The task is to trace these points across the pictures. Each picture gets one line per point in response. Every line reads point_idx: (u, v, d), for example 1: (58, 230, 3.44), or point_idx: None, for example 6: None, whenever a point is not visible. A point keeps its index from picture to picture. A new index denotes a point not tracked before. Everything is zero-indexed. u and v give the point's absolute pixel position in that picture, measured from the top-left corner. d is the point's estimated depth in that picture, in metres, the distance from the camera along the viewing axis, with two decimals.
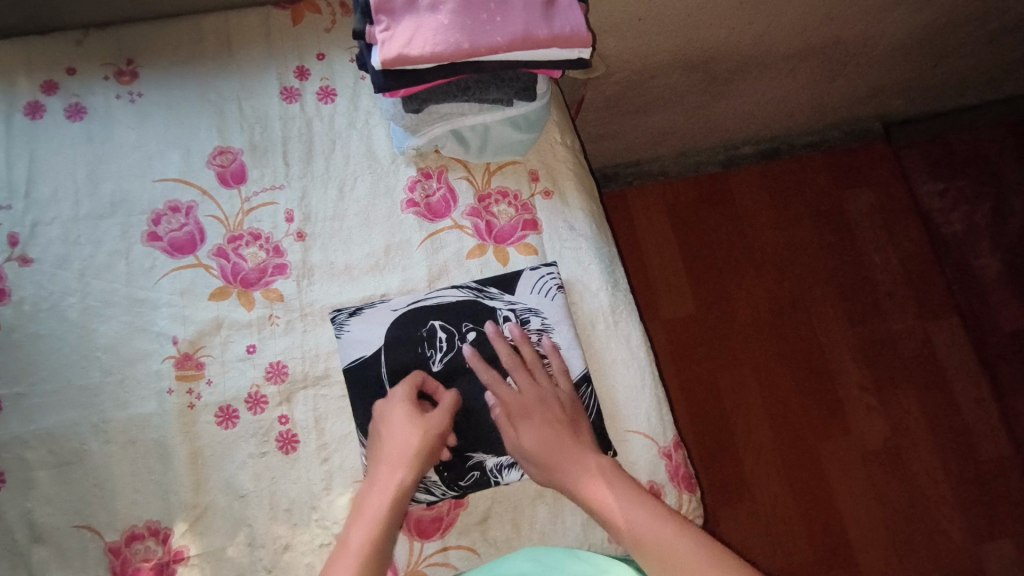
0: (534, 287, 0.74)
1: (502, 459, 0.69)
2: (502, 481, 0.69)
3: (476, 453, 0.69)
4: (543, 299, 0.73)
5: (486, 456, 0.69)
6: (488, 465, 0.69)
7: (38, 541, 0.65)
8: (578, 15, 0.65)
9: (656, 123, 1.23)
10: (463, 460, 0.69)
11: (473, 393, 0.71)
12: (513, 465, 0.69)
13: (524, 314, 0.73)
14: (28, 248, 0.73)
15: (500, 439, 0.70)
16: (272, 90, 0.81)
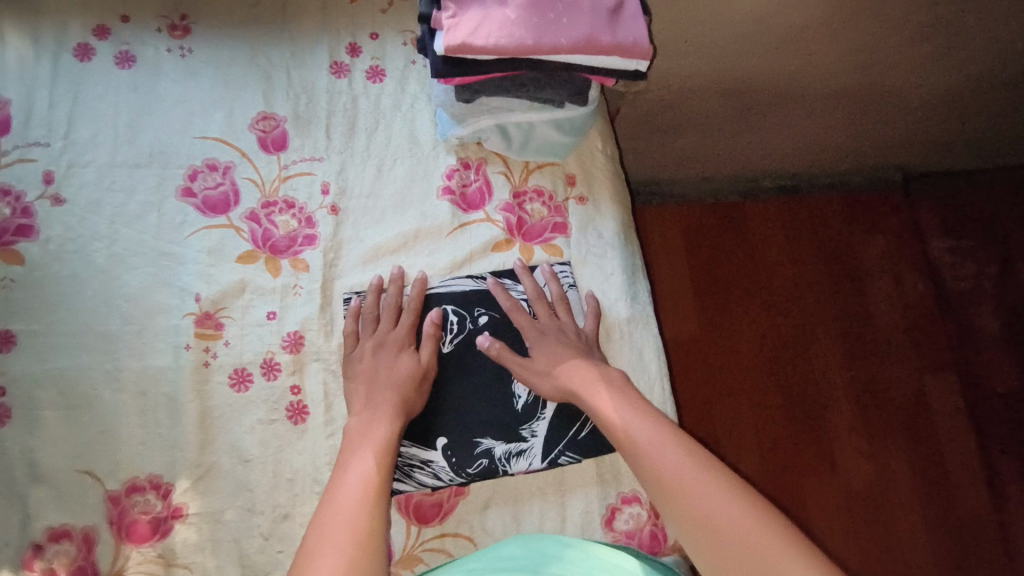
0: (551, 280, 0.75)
1: (511, 448, 0.69)
2: (510, 470, 0.68)
3: (484, 439, 0.69)
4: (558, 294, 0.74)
5: (494, 443, 0.69)
6: (497, 452, 0.69)
7: (36, 481, 0.64)
8: (642, 27, 0.65)
9: (683, 146, 1.25)
10: (472, 446, 0.69)
11: (483, 376, 0.71)
12: (521, 454, 0.69)
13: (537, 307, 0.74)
14: (62, 187, 0.72)
15: (509, 426, 0.70)
16: (322, 63, 0.81)
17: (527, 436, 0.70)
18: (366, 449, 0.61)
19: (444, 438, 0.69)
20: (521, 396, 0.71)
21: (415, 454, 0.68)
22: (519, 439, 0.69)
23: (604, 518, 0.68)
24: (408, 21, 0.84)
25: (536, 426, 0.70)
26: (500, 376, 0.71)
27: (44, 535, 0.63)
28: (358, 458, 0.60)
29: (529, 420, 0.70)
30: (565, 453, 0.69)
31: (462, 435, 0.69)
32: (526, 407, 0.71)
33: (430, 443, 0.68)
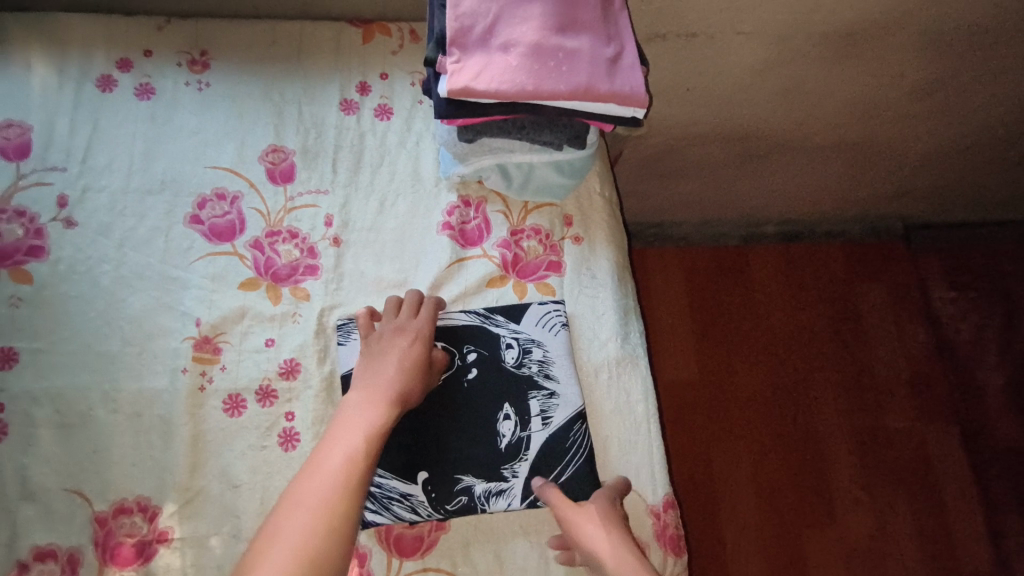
0: (540, 320, 0.75)
1: (491, 487, 0.69)
2: (488, 509, 0.68)
3: (466, 477, 0.69)
4: (546, 333, 0.75)
5: (475, 481, 0.69)
6: (478, 491, 0.69)
7: (27, 499, 0.64)
8: (639, 77, 0.68)
9: (685, 190, 1.27)
10: (452, 483, 0.69)
11: (470, 412, 0.71)
12: (501, 493, 0.69)
13: (525, 346, 0.74)
14: (74, 210, 0.75)
15: (492, 464, 0.70)
16: (333, 100, 0.84)
17: (509, 476, 0.70)
18: (359, 427, 0.59)
19: (426, 474, 0.69)
20: (505, 435, 0.71)
21: (397, 488, 0.68)
22: (500, 478, 0.69)
23: None
24: (417, 63, 0.87)
25: (518, 466, 0.70)
26: (484, 414, 0.71)
27: (29, 554, 0.63)
28: (347, 435, 0.59)
29: (511, 461, 0.70)
30: None
31: (444, 471, 0.69)
32: (508, 447, 0.70)
33: (412, 477, 0.69)
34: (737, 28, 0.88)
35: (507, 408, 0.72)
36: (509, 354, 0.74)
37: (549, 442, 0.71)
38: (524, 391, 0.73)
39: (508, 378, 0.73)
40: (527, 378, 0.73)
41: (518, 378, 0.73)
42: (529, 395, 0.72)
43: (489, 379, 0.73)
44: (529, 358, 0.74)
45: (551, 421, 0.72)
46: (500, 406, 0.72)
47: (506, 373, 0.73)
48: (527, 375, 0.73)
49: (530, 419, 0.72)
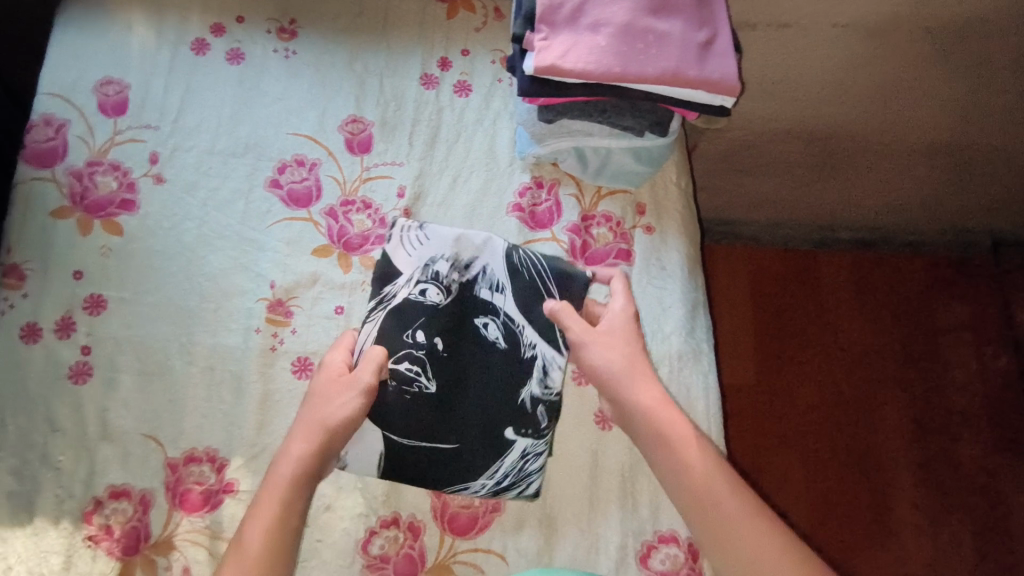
0: (419, 238, 0.73)
1: (541, 377, 0.71)
2: (554, 389, 0.71)
3: (520, 394, 0.70)
4: (418, 247, 0.73)
5: (531, 388, 0.70)
6: (539, 393, 0.70)
7: (106, 439, 0.68)
8: (732, 64, 0.65)
9: (758, 188, 1.22)
10: (512, 408, 0.70)
11: (462, 360, 0.70)
12: (542, 368, 0.71)
13: (426, 276, 0.72)
14: (164, 168, 0.77)
15: (514, 362, 0.71)
16: (413, 74, 0.84)
17: (530, 349, 0.71)
18: (310, 435, 0.61)
19: (512, 427, 0.69)
20: (497, 336, 0.71)
21: (501, 467, 0.68)
22: (530, 361, 0.71)
23: (640, 554, 0.67)
24: (499, 41, 0.87)
25: (526, 334, 0.72)
26: (472, 343, 0.71)
27: (106, 491, 0.66)
28: (300, 440, 0.60)
29: (519, 346, 0.71)
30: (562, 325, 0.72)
31: (506, 407, 0.70)
32: (506, 338, 0.71)
33: (505, 443, 0.69)
34: (833, 19, 0.85)
35: (476, 317, 0.71)
36: (429, 293, 0.71)
37: (522, 301, 0.72)
38: (475, 296, 0.72)
39: (455, 303, 0.71)
40: (465, 284, 0.72)
41: (458, 296, 0.71)
42: (478, 292, 0.72)
43: (441, 326, 0.70)
44: (442, 278, 0.71)
45: (503, 286, 0.72)
46: (472, 322, 0.71)
47: (445, 307, 0.71)
48: (459, 288, 0.72)
49: (496, 303, 0.72)
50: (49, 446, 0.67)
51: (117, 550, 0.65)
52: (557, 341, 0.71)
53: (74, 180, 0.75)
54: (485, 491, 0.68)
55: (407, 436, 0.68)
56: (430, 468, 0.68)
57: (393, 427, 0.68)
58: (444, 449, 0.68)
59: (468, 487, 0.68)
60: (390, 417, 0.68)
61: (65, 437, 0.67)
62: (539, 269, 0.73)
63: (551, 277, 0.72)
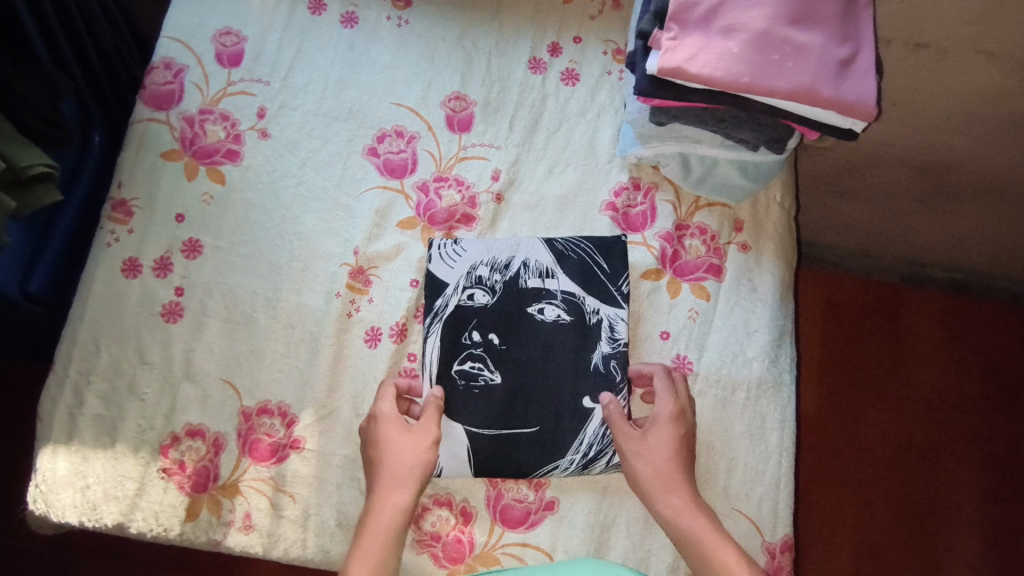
0: (461, 244, 0.74)
1: (609, 335, 0.71)
2: (621, 340, 0.71)
3: (592, 356, 0.71)
4: (458, 259, 0.74)
5: (601, 347, 0.71)
6: (610, 349, 0.71)
7: (188, 379, 0.71)
8: (872, 86, 0.61)
9: (852, 213, 1.13)
10: (585, 367, 0.71)
11: (520, 348, 0.71)
12: (607, 328, 0.72)
13: (471, 281, 0.73)
14: (270, 123, 0.79)
15: (580, 329, 0.72)
16: (522, 57, 0.83)
17: (593, 314, 0.72)
18: (405, 486, 0.63)
19: (589, 395, 0.70)
20: (556, 315, 0.72)
21: (585, 438, 0.69)
22: (593, 325, 0.72)
23: None
24: (614, 32, 0.84)
25: (588, 302, 0.72)
26: (528, 329, 0.71)
27: (183, 429, 0.69)
28: (400, 489, 0.63)
29: (584, 315, 0.72)
30: (622, 288, 0.73)
31: (578, 374, 0.70)
32: (568, 312, 0.72)
33: (586, 411, 0.70)
34: (979, 44, 0.74)
35: (530, 304, 0.72)
36: (477, 296, 0.72)
37: (576, 278, 0.73)
38: (524, 288, 0.73)
39: (503, 299, 0.72)
40: (509, 280, 0.73)
41: (505, 293, 0.72)
42: (526, 284, 0.73)
43: (493, 322, 0.72)
44: (486, 280, 0.73)
45: (551, 271, 0.73)
46: (525, 310, 0.72)
47: (493, 305, 0.72)
48: (501, 285, 0.73)
49: (549, 287, 0.73)
50: (137, 377, 0.70)
51: (188, 486, 0.68)
52: (617, 299, 0.72)
53: (186, 125, 0.77)
54: (578, 464, 0.68)
55: (483, 421, 0.69)
56: (515, 455, 0.68)
57: (469, 418, 0.69)
58: (522, 433, 0.69)
59: (560, 463, 0.68)
60: (463, 411, 0.69)
61: (152, 372, 0.70)
62: (582, 247, 0.74)
63: (596, 251, 0.74)
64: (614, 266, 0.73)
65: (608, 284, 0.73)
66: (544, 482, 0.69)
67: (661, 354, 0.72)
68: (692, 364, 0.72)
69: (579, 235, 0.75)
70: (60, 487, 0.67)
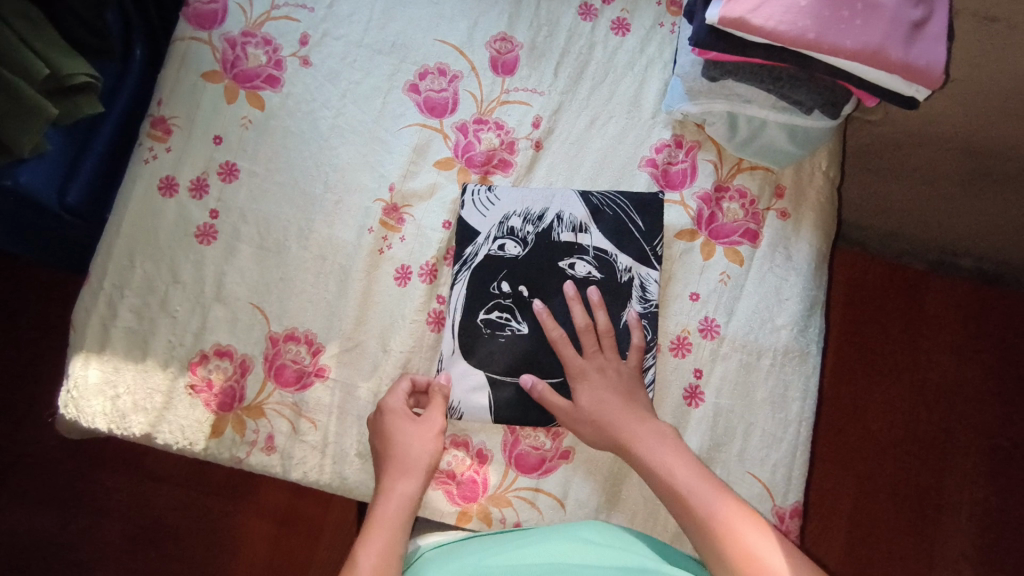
0: (498, 192, 0.73)
1: (641, 294, 0.71)
2: (651, 301, 0.71)
3: (622, 315, 0.71)
4: (491, 208, 0.73)
5: (632, 307, 0.71)
6: (641, 309, 0.71)
7: (219, 300, 0.71)
8: (941, 52, 0.58)
9: (892, 194, 1.09)
10: (613, 323, 0.71)
11: (548, 301, 0.71)
12: (639, 288, 0.71)
13: (503, 232, 0.72)
14: (312, 51, 0.77)
15: (611, 288, 0.71)
16: (572, 1, 0.80)
17: (624, 274, 0.71)
18: (414, 476, 0.65)
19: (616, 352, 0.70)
20: (587, 271, 0.71)
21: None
22: (624, 284, 0.71)
23: None
24: None
25: (620, 261, 0.72)
26: (558, 282, 0.71)
27: (211, 348, 0.70)
28: (408, 479, 0.65)
29: (615, 273, 0.72)
30: (656, 250, 0.72)
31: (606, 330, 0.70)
32: (600, 269, 0.72)
33: None
34: None
35: (562, 259, 0.72)
36: (508, 247, 0.72)
37: (609, 235, 0.72)
38: (556, 242, 0.72)
39: (534, 251, 0.72)
40: (542, 233, 0.72)
41: (536, 245, 0.72)
42: (559, 237, 0.72)
43: (523, 274, 0.71)
44: (517, 231, 0.72)
45: (585, 226, 0.72)
46: (557, 264, 0.72)
47: (524, 256, 0.72)
48: (533, 237, 0.72)
49: (581, 243, 0.72)
50: (170, 295, 0.71)
51: (214, 404, 0.69)
52: (651, 260, 0.72)
53: (228, 47, 0.76)
54: None
55: (507, 370, 0.70)
56: (538, 407, 0.69)
57: (493, 367, 0.70)
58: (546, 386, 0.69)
59: None
60: (486, 359, 0.70)
61: (184, 291, 0.71)
62: (618, 203, 0.73)
63: (632, 208, 0.73)
64: (649, 224, 0.72)
65: (642, 243, 0.72)
66: (563, 432, 0.70)
67: (689, 315, 0.72)
68: (719, 327, 0.71)
69: (616, 192, 0.74)
70: (91, 395, 0.69)
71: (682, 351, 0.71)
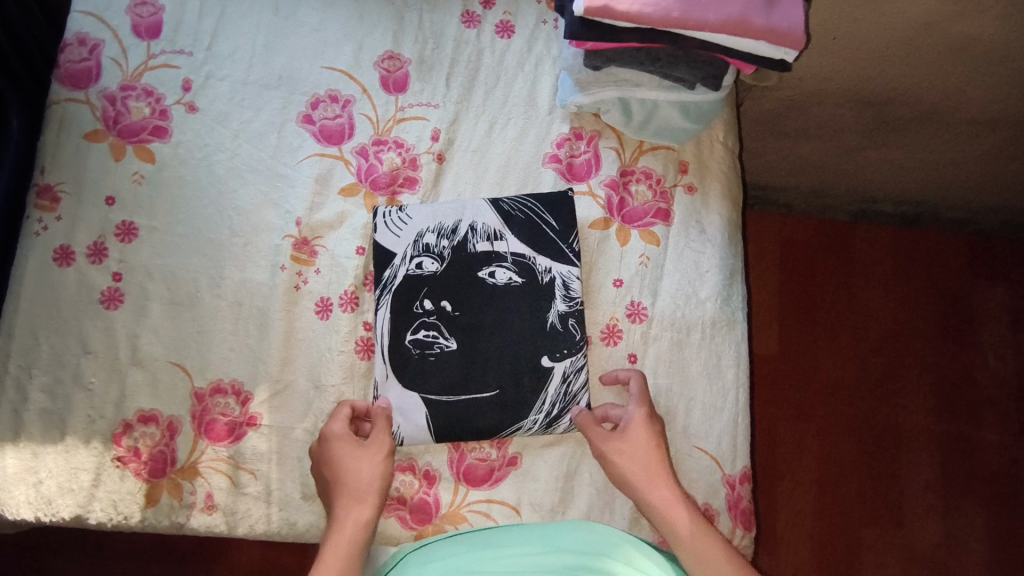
0: (410, 214, 0.73)
1: (564, 293, 0.71)
2: (574, 296, 0.71)
3: (548, 315, 0.71)
4: (405, 227, 0.72)
5: (557, 306, 0.71)
6: (566, 308, 0.71)
7: (135, 364, 0.69)
8: (801, 14, 0.61)
9: (803, 153, 1.13)
10: (541, 325, 0.70)
11: (473, 312, 0.71)
12: (562, 286, 0.71)
13: (419, 250, 0.72)
14: (197, 96, 0.76)
15: (534, 290, 0.71)
16: (455, 11, 0.81)
17: (544, 273, 0.72)
18: (365, 500, 0.63)
19: (548, 354, 0.70)
20: (506, 277, 0.71)
21: (547, 398, 0.69)
22: (546, 283, 0.71)
23: None
24: None
25: (541, 262, 0.72)
26: (481, 292, 0.71)
27: (135, 415, 0.68)
28: (358, 503, 0.62)
29: (536, 274, 0.72)
30: (573, 246, 0.72)
31: (535, 333, 0.70)
32: (519, 274, 0.72)
33: (542, 367, 0.70)
34: None
35: (481, 268, 0.72)
36: (426, 264, 0.72)
37: (524, 238, 0.72)
38: (473, 253, 0.72)
39: (452, 264, 0.72)
40: (458, 246, 0.72)
41: (454, 258, 0.72)
42: (475, 248, 0.72)
43: (444, 289, 0.71)
44: (433, 247, 0.72)
45: (499, 233, 0.72)
46: (476, 275, 0.71)
47: (443, 271, 0.71)
48: (451, 252, 0.72)
49: (498, 250, 0.72)
50: (81, 367, 0.68)
51: (145, 472, 0.67)
52: (568, 256, 0.72)
53: (108, 103, 0.74)
54: (540, 422, 0.69)
55: (442, 387, 0.69)
56: (476, 419, 0.68)
57: (424, 386, 0.69)
58: (482, 397, 0.69)
59: (524, 423, 0.69)
60: (419, 379, 0.69)
61: (97, 360, 0.69)
62: (528, 206, 0.73)
63: (543, 209, 0.73)
64: (562, 222, 0.72)
65: (557, 241, 0.72)
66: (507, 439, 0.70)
67: (615, 302, 0.73)
68: (646, 309, 0.72)
69: (526, 194, 0.74)
70: (10, 485, 0.65)
71: (613, 339, 0.72)
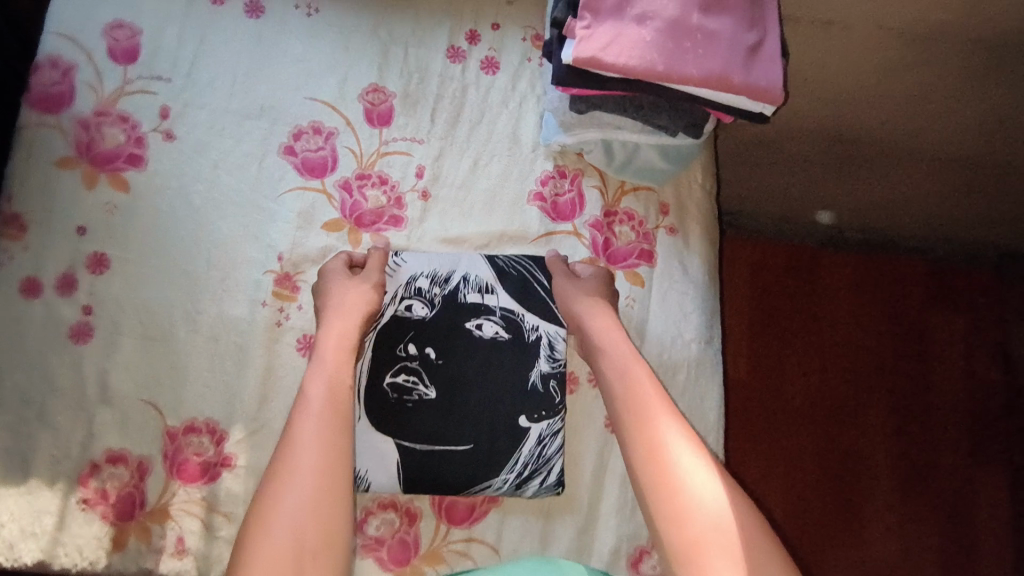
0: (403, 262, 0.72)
1: (549, 353, 0.71)
2: (555, 358, 0.71)
3: (530, 375, 0.70)
4: (401, 268, 0.72)
5: (540, 366, 0.70)
6: (548, 368, 0.70)
7: (104, 402, 0.67)
8: (779, 70, 0.63)
9: (772, 186, 1.16)
10: (523, 382, 0.70)
11: (455, 363, 0.69)
12: (548, 347, 0.71)
13: (410, 292, 0.71)
14: (175, 124, 0.74)
15: (515, 352, 0.70)
16: (440, 46, 0.81)
17: (531, 331, 0.71)
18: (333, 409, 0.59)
19: (525, 414, 0.69)
20: (490, 333, 0.71)
21: (520, 457, 0.68)
22: (528, 341, 0.71)
23: (632, 558, 0.69)
24: (532, 18, 0.83)
25: (528, 320, 0.71)
26: (466, 344, 0.70)
27: (103, 455, 0.65)
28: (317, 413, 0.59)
29: (522, 332, 0.71)
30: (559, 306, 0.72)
31: (516, 393, 0.69)
32: (506, 329, 0.71)
33: (518, 428, 0.69)
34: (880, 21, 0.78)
35: (468, 320, 0.71)
36: (416, 307, 0.70)
37: (514, 294, 0.72)
38: (463, 303, 0.71)
39: (442, 313, 0.70)
40: (449, 294, 0.71)
41: (445, 306, 0.71)
42: (466, 298, 0.71)
43: (429, 336, 0.70)
44: (425, 292, 0.71)
45: (491, 287, 0.72)
46: (464, 326, 0.70)
47: (433, 318, 0.70)
48: (444, 298, 0.71)
49: (488, 303, 0.71)
50: (47, 405, 0.66)
51: (112, 514, 0.64)
52: (557, 316, 0.72)
53: (81, 129, 0.72)
54: (509, 484, 0.68)
55: (415, 438, 0.67)
56: (445, 472, 0.67)
57: (401, 433, 0.67)
58: (455, 453, 0.67)
59: (499, 480, 0.67)
60: (396, 428, 0.67)
61: (63, 398, 0.66)
62: (522, 263, 0.73)
63: (536, 267, 0.73)
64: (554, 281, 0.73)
65: (548, 301, 0.72)
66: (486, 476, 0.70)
67: None
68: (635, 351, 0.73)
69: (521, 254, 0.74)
70: None
71: None
